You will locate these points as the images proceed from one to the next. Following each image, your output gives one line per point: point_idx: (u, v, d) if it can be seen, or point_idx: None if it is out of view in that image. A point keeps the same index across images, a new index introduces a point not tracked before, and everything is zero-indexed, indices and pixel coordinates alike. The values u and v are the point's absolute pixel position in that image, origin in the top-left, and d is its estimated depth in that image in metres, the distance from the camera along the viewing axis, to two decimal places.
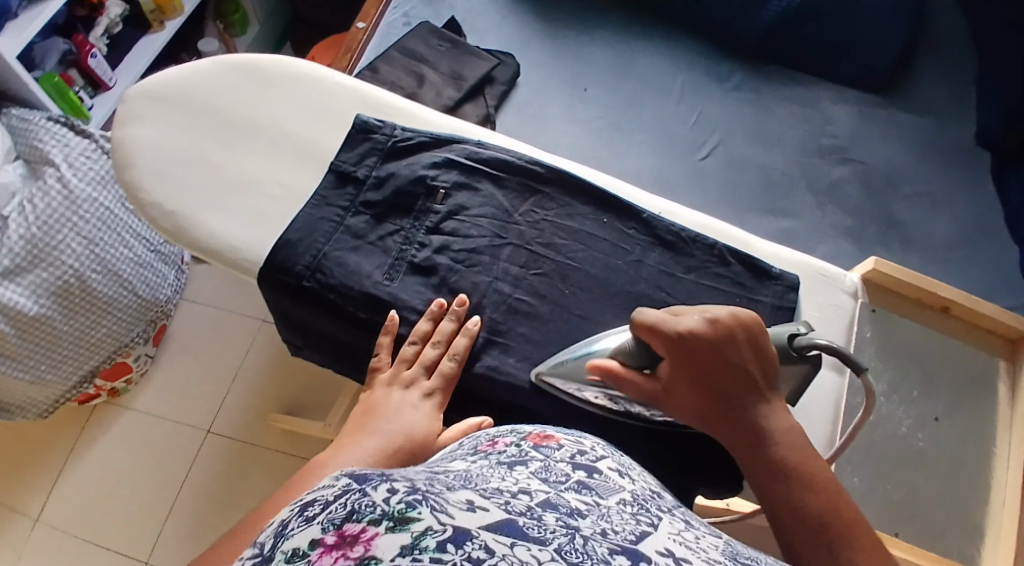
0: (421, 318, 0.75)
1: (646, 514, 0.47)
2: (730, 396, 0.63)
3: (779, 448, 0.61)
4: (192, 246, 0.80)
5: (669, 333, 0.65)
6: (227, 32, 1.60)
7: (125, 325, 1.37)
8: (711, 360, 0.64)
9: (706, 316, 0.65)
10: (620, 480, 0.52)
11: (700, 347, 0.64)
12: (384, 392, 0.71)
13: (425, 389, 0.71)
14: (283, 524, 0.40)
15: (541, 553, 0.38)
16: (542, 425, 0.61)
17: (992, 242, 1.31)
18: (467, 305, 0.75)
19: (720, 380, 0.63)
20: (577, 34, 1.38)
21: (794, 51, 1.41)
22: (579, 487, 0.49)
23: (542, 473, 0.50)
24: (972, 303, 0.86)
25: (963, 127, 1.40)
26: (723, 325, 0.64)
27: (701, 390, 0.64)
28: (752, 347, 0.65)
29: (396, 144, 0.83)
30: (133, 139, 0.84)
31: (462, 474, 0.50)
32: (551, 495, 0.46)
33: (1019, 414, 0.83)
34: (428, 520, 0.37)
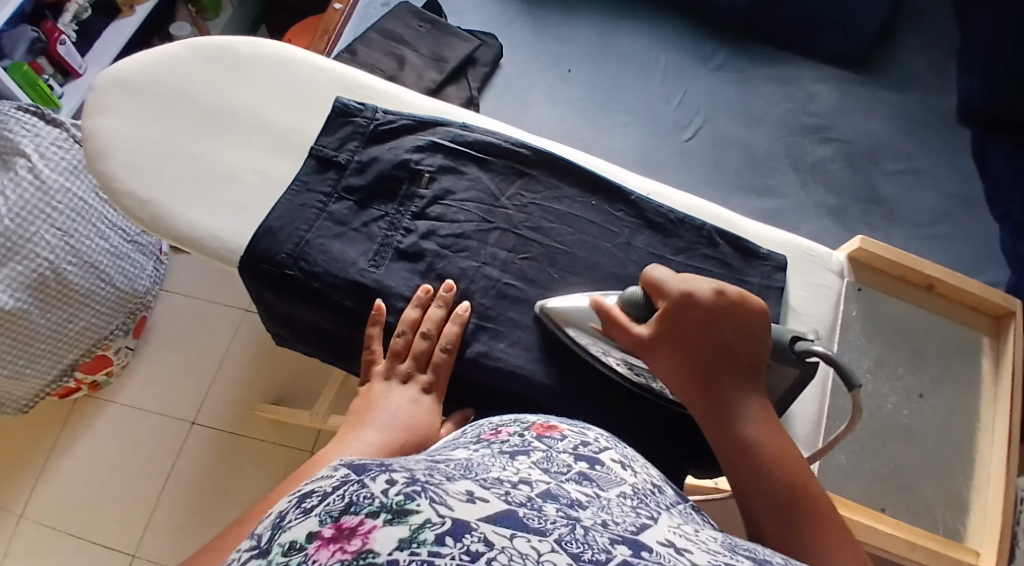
0: (409, 305, 0.74)
1: (646, 509, 0.48)
2: (712, 366, 0.63)
3: (754, 427, 0.61)
4: (169, 238, 0.77)
5: (673, 298, 0.66)
6: (199, 15, 1.56)
7: (104, 318, 1.34)
8: (706, 330, 0.64)
9: (713, 288, 0.66)
10: (622, 473, 0.54)
11: (698, 315, 0.65)
12: (383, 388, 0.70)
13: (423, 383, 0.71)
14: (279, 518, 0.38)
15: (541, 545, 0.36)
16: (545, 416, 0.63)
17: (973, 218, 1.32)
18: (455, 290, 0.75)
19: (709, 352, 0.64)
20: (558, 15, 1.37)
21: (775, 29, 1.40)
22: (581, 479, 0.49)
23: (543, 464, 0.51)
24: (955, 279, 0.86)
25: (942, 103, 1.40)
26: (726, 299, 0.66)
27: (685, 355, 0.64)
28: (746, 322, 0.65)
29: (377, 127, 0.81)
30: (107, 130, 0.82)
31: (462, 463, 0.50)
32: (552, 486, 0.46)
33: (1002, 389, 0.84)
34: (427, 512, 0.35)
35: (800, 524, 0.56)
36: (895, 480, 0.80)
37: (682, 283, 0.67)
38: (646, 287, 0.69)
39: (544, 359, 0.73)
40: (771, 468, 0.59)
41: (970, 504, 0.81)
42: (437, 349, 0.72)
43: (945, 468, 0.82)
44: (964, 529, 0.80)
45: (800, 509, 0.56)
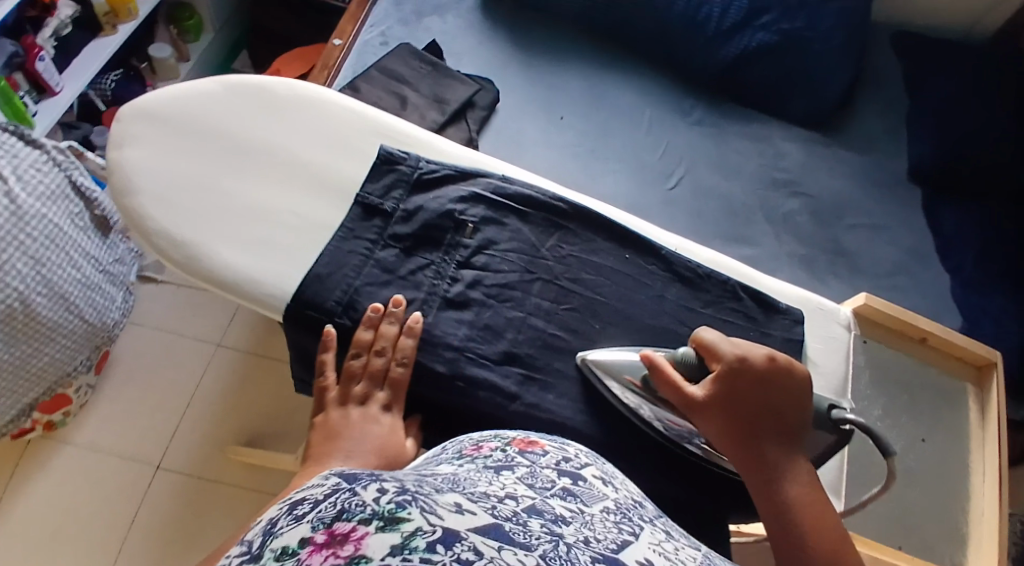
0: (360, 326, 0.73)
1: (629, 523, 0.50)
2: (765, 430, 0.66)
3: (798, 488, 0.63)
4: (203, 280, 0.75)
5: (727, 360, 0.68)
6: (181, 37, 1.58)
7: (70, 353, 1.28)
8: (759, 393, 0.67)
9: (766, 354, 0.69)
10: (604, 489, 0.56)
11: (752, 379, 0.67)
12: (340, 415, 0.69)
13: (383, 402, 0.71)
14: (273, 524, 0.39)
15: (528, 558, 0.37)
16: (527, 432, 0.67)
17: (924, 269, 1.40)
18: (404, 304, 0.75)
19: (760, 415, 0.66)
20: (553, 63, 1.40)
21: (749, 89, 1.46)
22: (565, 494, 0.52)
23: (529, 479, 0.53)
24: (946, 333, 0.93)
25: (897, 163, 1.50)
26: (778, 365, 0.69)
27: (740, 415, 0.66)
28: (795, 393, 0.68)
29: (421, 176, 0.82)
30: (132, 161, 0.79)
31: (449, 477, 0.53)
32: (537, 501, 0.48)
33: (990, 434, 0.90)
34: (418, 520, 0.36)
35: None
36: (904, 520, 0.88)
37: (734, 346, 0.70)
38: (698, 348, 0.71)
39: (591, 410, 0.75)
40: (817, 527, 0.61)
41: (967, 538, 0.88)
42: (393, 363, 0.72)
43: (942, 505, 0.89)
44: (962, 558, 0.87)
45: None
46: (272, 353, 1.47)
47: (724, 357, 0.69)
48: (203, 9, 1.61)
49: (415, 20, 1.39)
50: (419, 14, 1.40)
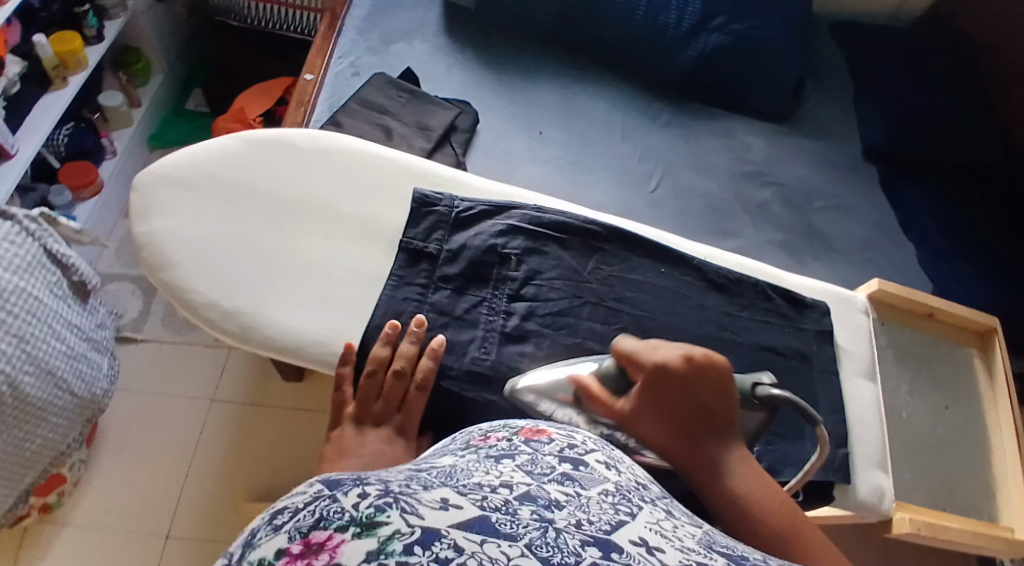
0: (378, 343, 0.76)
1: (626, 504, 0.48)
2: (694, 430, 0.65)
3: (740, 480, 0.63)
4: (265, 346, 0.75)
5: (649, 369, 0.68)
6: (130, 82, 1.59)
7: (61, 430, 1.20)
8: (682, 395, 0.66)
9: (682, 353, 0.68)
10: (605, 472, 0.54)
11: (675, 382, 0.66)
12: (354, 433, 0.73)
13: (398, 424, 0.73)
14: (252, 535, 0.40)
15: (511, 549, 0.39)
16: (534, 419, 0.63)
17: (892, 243, 1.37)
18: (425, 325, 0.77)
19: (688, 417, 0.65)
20: (525, 79, 1.42)
21: (713, 85, 1.46)
22: (564, 479, 0.50)
23: (528, 466, 0.52)
24: (949, 306, 0.99)
25: (851, 144, 1.48)
26: (697, 362, 0.67)
27: (669, 421, 0.65)
28: (720, 384, 0.67)
29: (459, 215, 0.84)
30: (167, 233, 0.78)
31: (445, 470, 0.51)
32: (532, 488, 0.47)
33: (1001, 392, 0.97)
34: (397, 523, 0.38)
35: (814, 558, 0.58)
36: (945, 484, 0.93)
37: (653, 352, 0.69)
38: (620, 359, 0.72)
39: None
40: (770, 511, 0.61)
41: (999, 489, 0.94)
42: (412, 385, 0.75)
43: (973, 462, 0.96)
44: (997, 509, 0.94)
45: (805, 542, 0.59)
46: (270, 403, 1.43)
47: (645, 366, 0.69)
48: (150, 52, 1.62)
49: (384, 48, 1.39)
50: (386, 42, 1.40)
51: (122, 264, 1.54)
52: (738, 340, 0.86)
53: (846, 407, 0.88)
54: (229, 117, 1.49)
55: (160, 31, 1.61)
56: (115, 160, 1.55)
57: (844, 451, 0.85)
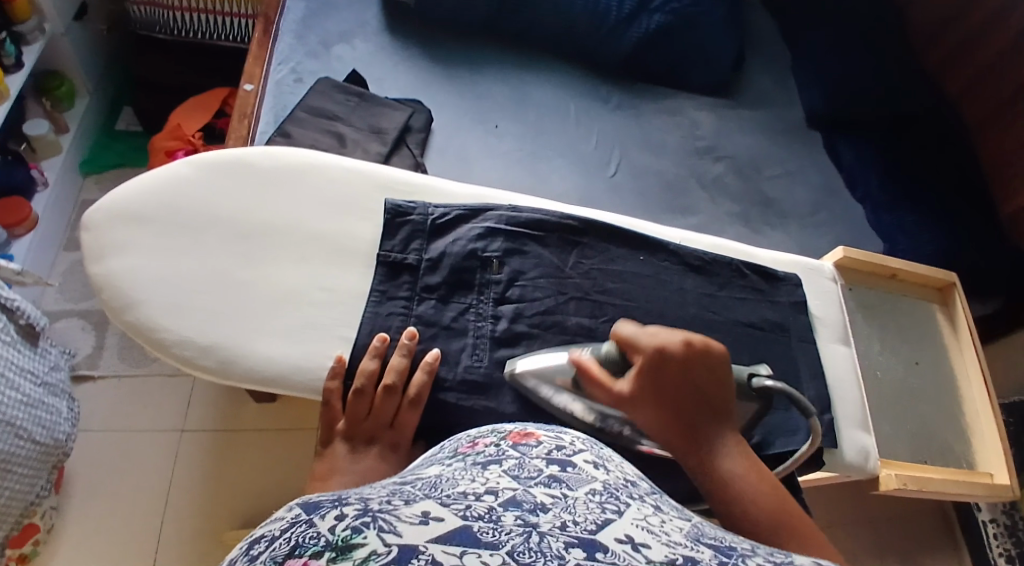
0: (365, 356, 0.75)
1: (613, 502, 0.47)
2: (691, 411, 0.64)
3: (736, 461, 0.63)
4: (248, 380, 0.73)
5: (651, 353, 0.67)
6: (56, 108, 1.51)
7: (28, 481, 1.15)
8: (682, 379, 0.65)
9: (683, 339, 0.67)
10: (594, 471, 0.52)
11: (674, 367, 0.66)
12: (346, 452, 0.74)
13: (390, 441, 0.74)
14: (233, 564, 0.40)
15: (492, 559, 0.38)
16: (523, 422, 0.62)
17: (839, 203, 1.40)
18: (417, 337, 0.76)
19: (687, 402, 0.64)
20: (472, 72, 1.41)
21: (654, 67, 1.47)
22: (550, 481, 0.49)
23: (515, 470, 0.50)
24: (911, 266, 1.01)
25: (793, 112, 1.51)
26: (696, 349, 0.67)
27: (667, 405, 0.65)
28: (718, 370, 0.67)
29: (435, 222, 0.82)
30: (129, 273, 0.74)
31: (432, 480, 0.50)
32: (518, 492, 0.46)
33: (965, 341, 1.01)
34: (374, 543, 0.37)
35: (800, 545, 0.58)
36: (924, 436, 0.96)
37: (654, 337, 0.68)
38: (619, 345, 0.71)
39: None
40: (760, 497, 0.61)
41: (972, 436, 0.98)
42: (404, 401, 0.74)
43: (947, 413, 0.98)
44: (974, 456, 0.97)
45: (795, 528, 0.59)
46: (245, 425, 1.39)
47: (646, 351, 0.68)
48: (73, 74, 1.54)
49: (324, 51, 1.35)
50: (327, 44, 1.36)
51: (69, 299, 1.47)
52: (720, 319, 0.87)
53: (826, 373, 0.89)
54: (166, 134, 1.44)
55: (81, 51, 1.54)
56: (48, 193, 1.47)
57: (830, 416, 0.86)
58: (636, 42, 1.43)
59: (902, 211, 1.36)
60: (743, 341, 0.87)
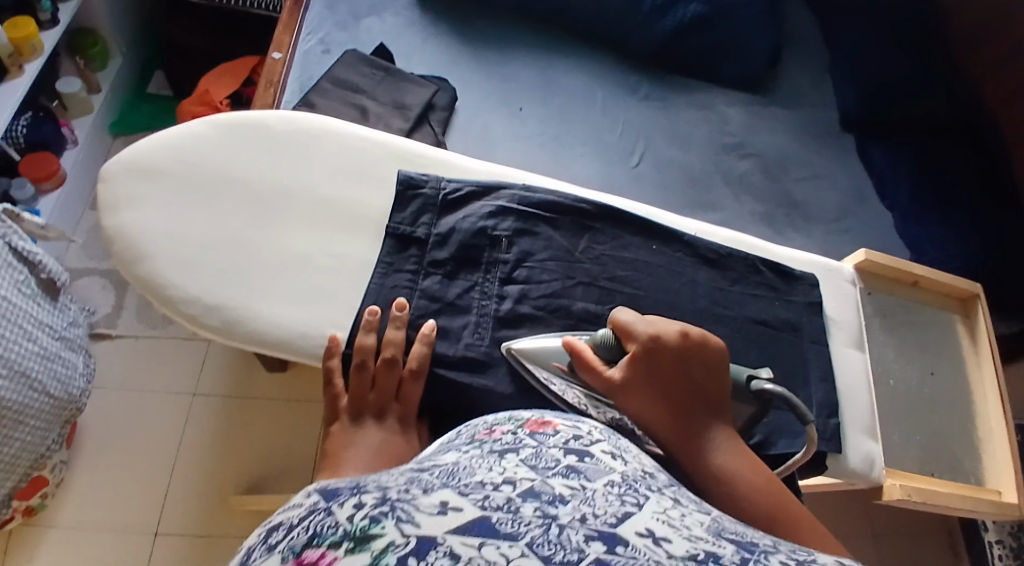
0: (361, 331, 0.74)
1: (633, 494, 0.46)
2: (684, 402, 0.65)
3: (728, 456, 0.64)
4: (250, 342, 0.73)
5: (645, 340, 0.68)
6: (87, 67, 1.53)
7: (39, 433, 1.16)
8: (678, 369, 0.67)
9: (679, 330, 0.69)
10: (612, 462, 0.51)
11: (669, 354, 0.67)
12: (353, 426, 0.71)
13: (398, 413, 0.72)
14: (249, 554, 0.39)
15: (511, 551, 0.37)
16: (542, 411, 0.60)
17: (869, 208, 1.37)
18: (407, 308, 0.76)
19: (691, 405, 0.65)
20: (501, 54, 1.39)
21: (686, 59, 1.45)
22: (568, 472, 0.47)
23: (532, 459, 0.49)
24: (935, 273, 0.98)
25: (828, 112, 1.47)
26: (692, 342, 0.68)
27: (660, 389, 0.66)
28: (713, 368, 0.68)
29: (446, 197, 0.82)
30: (139, 227, 0.75)
31: (449, 467, 0.48)
32: (537, 482, 0.44)
33: (985, 355, 0.97)
34: (392, 534, 0.36)
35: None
36: (933, 450, 0.93)
37: (651, 326, 0.70)
38: (617, 331, 0.71)
39: None
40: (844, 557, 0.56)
41: (982, 450, 0.95)
42: (405, 371, 0.73)
43: (957, 425, 0.95)
44: (983, 471, 0.94)
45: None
46: (254, 394, 1.40)
47: (640, 338, 0.69)
48: (107, 35, 1.56)
49: (354, 24, 1.34)
50: (356, 17, 1.36)
51: (90, 257, 1.49)
52: (731, 315, 0.85)
53: (837, 378, 0.87)
54: (194, 100, 1.46)
55: (115, 12, 1.55)
56: (76, 151, 1.49)
57: (837, 420, 0.84)
58: (669, 32, 1.41)
59: (932, 222, 1.32)
60: (752, 339, 0.85)
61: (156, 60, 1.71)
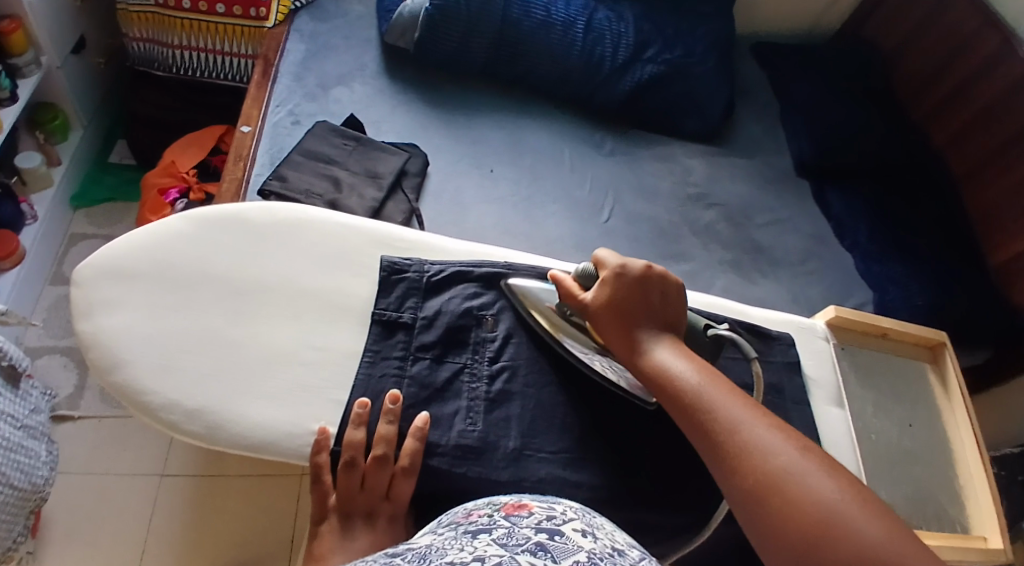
0: (349, 425, 0.74)
1: None
2: (642, 320, 0.74)
3: (680, 362, 0.71)
4: (237, 445, 0.72)
5: (614, 267, 0.76)
6: (48, 141, 1.51)
7: (3, 528, 1.11)
8: (640, 297, 0.74)
9: (645, 265, 0.76)
10: (582, 540, 0.51)
11: (634, 285, 0.75)
12: (342, 529, 0.73)
13: (387, 514, 0.73)
14: None
15: None
16: (519, 495, 0.62)
17: (833, 252, 1.39)
18: (401, 400, 0.75)
19: (643, 326, 0.73)
20: (467, 117, 1.41)
21: (647, 115, 1.48)
22: (537, 549, 0.48)
23: (503, 539, 0.50)
24: (902, 325, 1.02)
25: (784, 159, 1.51)
26: (656, 273, 0.76)
27: (621, 312, 0.74)
28: (671, 300, 0.76)
29: (430, 279, 0.83)
30: (121, 332, 0.74)
31: (422, 551, 0.50)
32: (504, 558, 0.46)
33: (957, 402, 1.00)
34: None
35: (820, 504, 0.59)
36: (918, 502, 0.94)
37: (620, 261, 0.77)
38: (593, 265, 0.78)
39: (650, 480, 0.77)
40: (766, 428, 0.65)
41: (964, 495, 0.96)
42: (396, 470, 0.72)
43: (939, 471, 0.97)
44: (968, 519, 0.95)
45: (823, 472, 0.61)
46: (228, 472, 1.37)
47: (610, 267, 0.76)
48: (69, 107, 1.54)
49: (323, 94, 1.35)
50: (323, 87, 1.36)
51: (52, 335, 1.45)
52: None
53: (821, 437, 0.89)
54: (160, 171, 1.45)
55: (76, 86, 1.54)
56: (37, 226, 1.46)
57: None
58: (627, 90, 1.44)
59: (893, 262, 1.35)
60: None
61: (118, 131, 1.69)
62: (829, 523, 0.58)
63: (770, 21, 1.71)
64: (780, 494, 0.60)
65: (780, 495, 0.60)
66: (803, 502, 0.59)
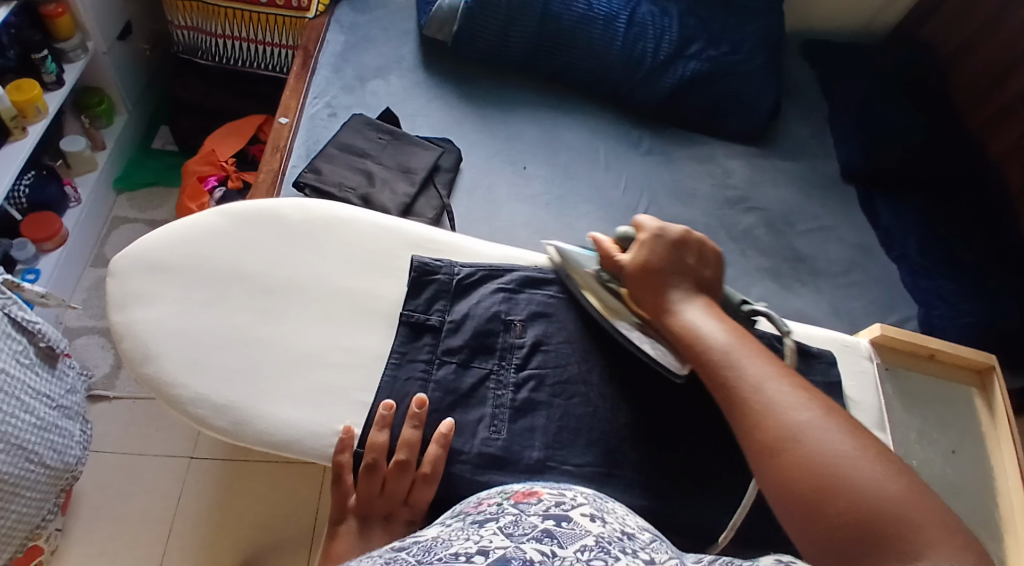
0: (374, 427, 0.73)
1: (602, 558, 0.48)
2: (670, 281, 0.76)
3: (703, 319, 0.72)
4: (261, 442, 0.73)
5: (652, 230, 0.79)
6: (92, 125, 1.53)
7: (35, 504, 1.14)
8: (674, 259, 0.77)
9: (683, 232, 0.79)
10: (589, 525, 0.53)
11: (667, 247, 0.78)
12: (361, 532, 0.72)
13: (407, 519, 0.73)
14: None
15: None
16: (530, 484, 0.66)
17: (876, 263, 1.35)
18: (426, 404, 0.75)
19: (673, 285, 0.76)
20: (504, 113, 1.39)
21: (688, 114, 1.45)
22: (543, 536, 0.50)
23: (508, 528, 0.52)
24: (950, 346, 0.99)
25: (829, 164, 1.46)
26: (692, 238, 0.79)
27: (652, 273, 0.77)
28: (703, 264, 0.78)
29: (460, 281, 0.83)
30: (151, 325, 0.75)
31: (427, 543, 0.52)
32: (509, 550, 0.47)
33: (1003, 432, 0.96)
34: None
35: (831, 456, 0.58)
36: None
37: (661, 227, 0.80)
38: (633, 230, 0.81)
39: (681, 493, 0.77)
40: (788, 386, 0.64)
41: (1005, 527, 0.92)
42: (418, 476, 0.72)
43: (979, 501, 0.93)
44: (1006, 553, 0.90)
45: (837, 428, 0.60)
46: (254, 458, 1.39)
47: (648, 231, 0.80)
48: (114, 92, 1.56)
49: (360, 86, 1.35)
50: (362, 79, 1.36)
51: (90, 316, 1.48)
52: None
53: None
54: (200, 159, 1.46)
55: (122, 71, 1.56)
56: (79, 209, 1.49)
57: None
58: (668, 90, 1.42)
59: (940, 277, 1.31)
60: None
61: (162, 116, 1.72)
62: (835, 477, 0.56)
63: (816, 22, 1.67)
64: (787, 448, 0.59)
65: (787, 450, 0.59)
66: (806, 459, 0.58)
